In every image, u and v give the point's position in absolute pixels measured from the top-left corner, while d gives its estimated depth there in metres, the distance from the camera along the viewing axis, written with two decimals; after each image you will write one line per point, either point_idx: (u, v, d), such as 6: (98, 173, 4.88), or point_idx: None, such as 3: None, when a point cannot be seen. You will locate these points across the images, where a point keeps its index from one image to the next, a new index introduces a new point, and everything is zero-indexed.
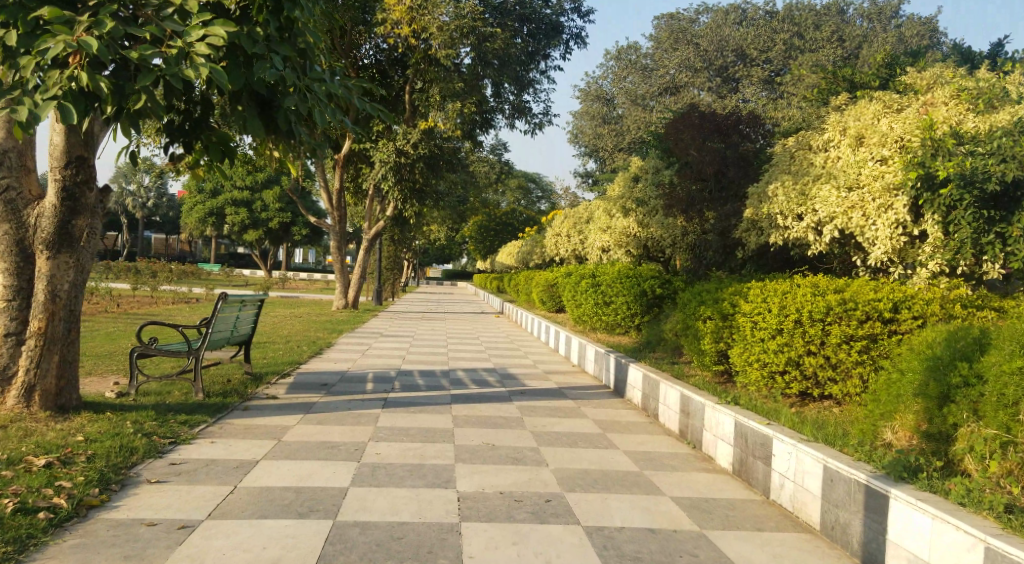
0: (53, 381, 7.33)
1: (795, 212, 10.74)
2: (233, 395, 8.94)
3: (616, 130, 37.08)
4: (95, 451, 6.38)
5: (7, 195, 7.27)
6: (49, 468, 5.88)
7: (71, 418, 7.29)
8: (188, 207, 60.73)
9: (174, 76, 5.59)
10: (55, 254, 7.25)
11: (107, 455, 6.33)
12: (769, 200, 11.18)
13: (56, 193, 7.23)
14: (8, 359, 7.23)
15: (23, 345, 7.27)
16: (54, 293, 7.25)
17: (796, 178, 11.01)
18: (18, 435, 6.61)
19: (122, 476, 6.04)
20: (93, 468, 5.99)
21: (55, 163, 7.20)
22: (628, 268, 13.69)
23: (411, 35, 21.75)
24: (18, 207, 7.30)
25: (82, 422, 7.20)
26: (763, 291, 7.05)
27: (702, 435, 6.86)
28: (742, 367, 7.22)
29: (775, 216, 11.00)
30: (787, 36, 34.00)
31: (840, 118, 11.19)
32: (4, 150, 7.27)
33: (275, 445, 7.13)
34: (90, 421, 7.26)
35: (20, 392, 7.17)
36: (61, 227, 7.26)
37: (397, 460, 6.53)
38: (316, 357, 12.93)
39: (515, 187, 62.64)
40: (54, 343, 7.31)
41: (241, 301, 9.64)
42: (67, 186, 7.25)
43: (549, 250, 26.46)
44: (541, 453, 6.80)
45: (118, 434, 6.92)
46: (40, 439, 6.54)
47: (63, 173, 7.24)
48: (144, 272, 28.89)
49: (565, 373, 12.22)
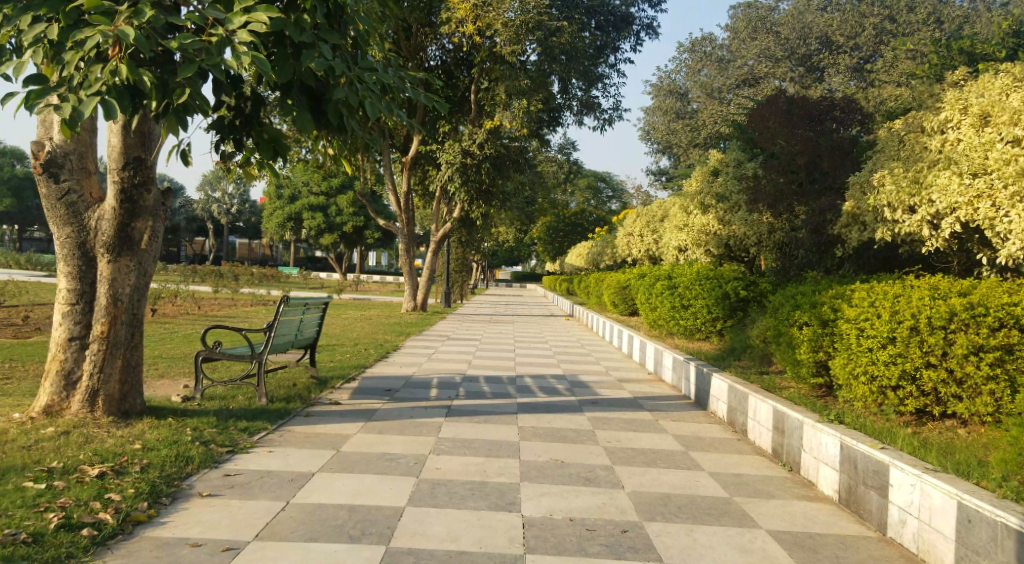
0: (117, 387, 6.50)
1: (906, 204, 9.67)
2: (295, 400, 8.14)
3: (690, 125, 36.03)
4: (151, 460, 5.51)
5: (67, 197, 6.41)
6: (101, 478, 5.10)
7: (134, 425, 6.43)
8: (268, 212, 61.89)
9: (216, 66, 4.90)
10: (116, 257, 6.43)
11: (162, 464, 5.44)
12: (874, 190, 10.26)
13: (115, 197, 6.43)
14: (73, 364, 6.40)
15: (87, 349, 6.43)
16: (116, 297, 6.43)
17: (908, 165, 9.91)
18: (77, 442, 5.77)
19: (174, 488, 5.17)
20: (145, 478, 5.16)
21: (112, 165, 6.39)
22: (708, 268, 12.88)
23: (477, 33, 21.27)
24: (78, 210, 6.44)
25: (145, 427, 6.33)
26: (870, 295, 6.34)
27: (802, 457, 6.15)
28: (846, 381, 6.46)
29: (883, 208, 10.05)
30: (877, 20, 32.30)
31: (960, 94, 9.79)
32: (65, 153, 6.41)
33: (333, 455, 6.15)
34: (153, 427, 6.37)
35: (84, 397, 6.37)
36: (121, 230, 6.44)
37: (459, 476, 5.80)
38: (381, 360, 12.42)
39: (585, 187, 61.70)
40: (117, 347, 6.46)
41: (305, 303, 9.10)
42: (126, 189, 6.43)
43: (621, 249, 25.63)
44: (615, 473, 6.09)
45: (177, 442, 5.98)
46: (98, 447, 5.68)
47: (122, 175, 6.42)
48: (226, 275, 29.11)
49: (641, 382, 11.42)
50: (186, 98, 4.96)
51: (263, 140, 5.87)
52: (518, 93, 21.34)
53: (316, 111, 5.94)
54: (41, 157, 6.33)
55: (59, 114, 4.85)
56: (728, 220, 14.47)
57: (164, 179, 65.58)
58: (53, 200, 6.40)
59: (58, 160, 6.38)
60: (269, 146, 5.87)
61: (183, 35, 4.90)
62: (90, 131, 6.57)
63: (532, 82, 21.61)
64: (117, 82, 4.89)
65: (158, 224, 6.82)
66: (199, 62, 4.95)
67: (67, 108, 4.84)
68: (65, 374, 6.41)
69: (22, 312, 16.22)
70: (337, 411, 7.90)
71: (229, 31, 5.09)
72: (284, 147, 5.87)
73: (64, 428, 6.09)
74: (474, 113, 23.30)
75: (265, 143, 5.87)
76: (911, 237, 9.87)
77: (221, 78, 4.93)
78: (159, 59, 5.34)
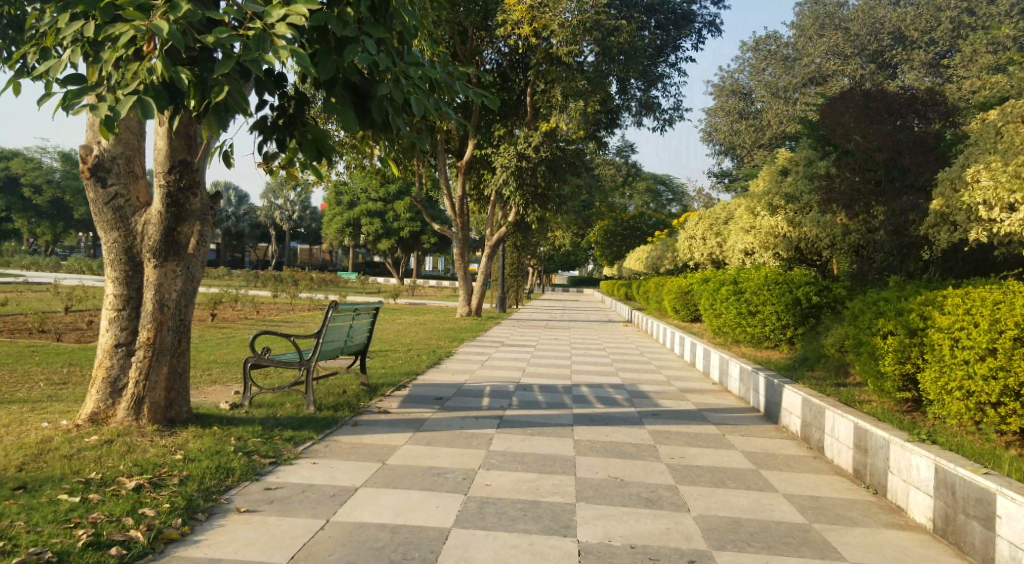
0: (163, 394, 6.29)
1: (1005, 200, 8.64)
2: (344, 408, 7.85)
3: (755, 125, 34.99)
4: (191, 471, 5.24)
5: (114, 202, 6.21)
6: (138, 492, 4.85)
7: (179, 433, 6.20)
8: (328, 218, 62.64)
9: (255, 63, 4.59)
10: (163, 262, 6.22)
11: (202, 476, 5.17)
12: (967, 187, 9.25)
13: (161, 201, 6.20)
14: (118, 371, 6.22)
15: (133, 356, 6.24)
16: (162, 303, 6.23)
17: (1007, 158, 8.81)
18: (119, 452, 5.55)
19: (212, 502, 4.88)
20: (182, 492, 4.89)
21: (158, 167, 6.18)
22: (776, 272, 12.26)
23: (534, 34, 20.78)
24: (125, 215, 6.24)
25: (188, 436, 6.10)
26: (965, 302, 5.76)
27: (889, 480, 5.59)
28: (938, 396, 5.87)
29: (978, 205, 9.03)
30: (954, 14, 31.12)
31: None
32: (112, 156, 6.22)
33: (379, 469, 5.81)
34: (197, 435, 6.14)
35: (129, 404, 6.16)
36: (168, 234, 6.23)
37: (510, 494, 5.39)
38: (434, 367, 12.12)
39: (644, 190, 60.89)
40: (163, 354, 6.25)
41: (355, 308, 8.81)
42: (172, 193, 6.20)
43: (682, 253, 24.93)
44: (680, 494, 5.62)
45: (219, 453, 5.72)
46: (139, 457, 5.46)
47: (168, 178, 6.20)
48: (283, 281, 29.34)
49: (705, 392, 10.86)
50: (224, 96, 4.66)
51: (306, 141, 5.37)
52: (574, 94, 20.88)
53: (361, 109, 5.45)
54: (88, 162, 6.14)
55: (95, 115, 4.60)
56: (799, 221, 13.83)
57: (228, 186, 66.89)
58: (100, 205, 6.20)
59: (106, 163, 6.20)
60: (313, 147, 5.36)
61: (221, 30, 4.59)
62: (138, 133, 6.36)
63: (590, 83, 21.10)
64: (153, 80, 4.60)
65: (207, 228, 6.65)
66: (237, 56, 4.67)
67: (103, 108, 4.59)
68: (110, 382, 6.23)
69: (83, 316, 16.43)
70: (385, 421, 7.58)
71: (269, 25, 4.77)
72: (329, 148, 5.39)
73: (107, 436, 5.89)
74: (530, 115, 22.90)
75: (309, 144, 5.36)
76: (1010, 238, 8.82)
77: (260, 74, 4.62)
78: (198, 55, 5.03)
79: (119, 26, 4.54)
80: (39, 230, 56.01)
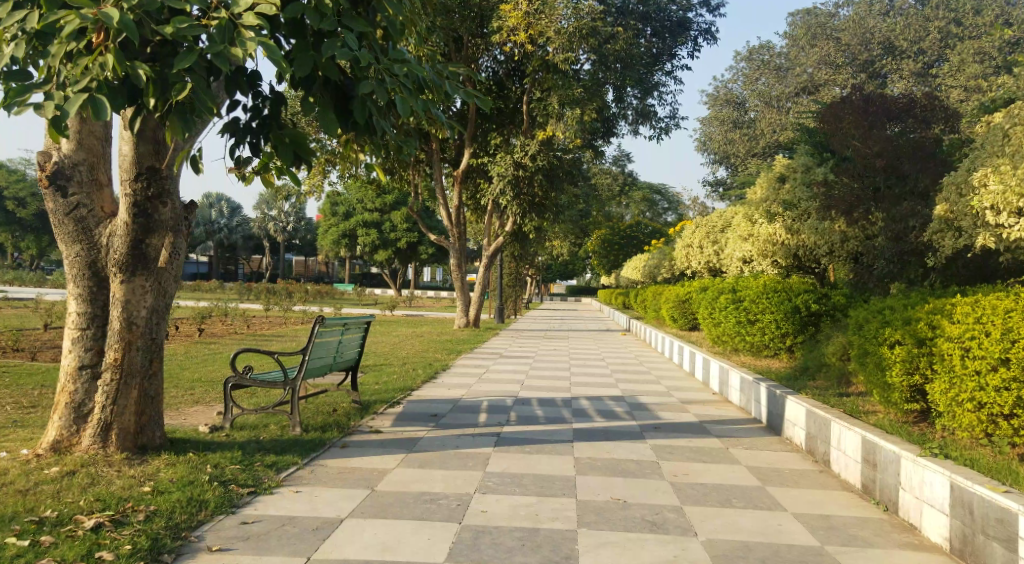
0: (133, 419, 6.09)
1: (1016, 206, 8.30)
2: (331, 430, 7.70)
3: (749, 134, 34.90)
4: (158, 506, 5.02)
5: (76, 212, 6.02)
6: (97, 531, 4.58)
7: (149, 461, 6.00)
8: (323, 229, 62.36)
9: (220, 56, 4.37)
10: (129, 277, 6.02)
11: (169, 512, 4.96)
12: (976, 191, 9.04)
13: (127, 211, 6.00)
14: (83, 396, 6.03)
15: (99, 379, 6.05)
16: (130, 322, 6.03)
17: (1016, 161, 8.41)
18: (80, 485, 5.32)
19: (179, 541, 4.63)
20: (146, 530, 4.63)
21: (123, 176, 5.97)
22: (775, 280, 12.07)
23: (529, 41, 20.64)
24: (88, 226, 6.05)
25: (160, 465, 5.90)
26: (976, 309, 5.55)
27: (901, 497, 5.36)
28: (948, 407, 5.66)
29: (986, 211, 8.79)
30: (942, 24, 31.34)
31: None
32: (73, 163, 6.01)
33: (368, 497, 5.59)
34: (170, 464, 5.95)
35: (95, 431, 5.96)
36: (133, 248, 6.01)
37: (506, 522, 5.16)
38: (428, 382, 11.89)
39: (640, 199, 60.75)
40: (131, 377, 6.06)
41: (344, 323, 8.59)
42: (139, 202, 5.99)
43: (680, 263, 24.73)
44: (685, 517, 5.40)
45: (192, 482, 5.52)
46: (103, 490, 5.23)
47: (134, 187, 5.98)
48: (277, 293, 29.07)
49: (706, 404, 10.65)
50: (186, 92, 4.49)
51: (284, 144, 5.24)
52: (571, 103, 20.74)
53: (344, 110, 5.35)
54: (47, 169, 5.93)
55: (43, 115, 4.37)
56: (797, 229, 13.69)
57: (221, 198, 66.49)
58: (60, 215, 6.01)
59: (66, 171, 5.98)
60: (290, 149, 5.25)
61: (179, 20, 4.41)
62: (102, 138, 6.15)
63: (586, 91, 20.92)
64: (108, 74, 4.35)
65: (179, 239, 6.46)
66: (199, 50, 4.44)
67: (50, 107, 4.37)
68: (76, 406, 6.03)
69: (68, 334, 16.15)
70: (376, 443, 7.38)
71: (235, 15, 4.57)
72: (307, 151, 5.31)
73: (71, 466, 5.68)
74: (526, 124, 22.77)
75: (286, 146, 5.24)
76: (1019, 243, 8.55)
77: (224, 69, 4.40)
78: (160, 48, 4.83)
79: (66, 17, 4.25)
80: (29, 245, 55.63)
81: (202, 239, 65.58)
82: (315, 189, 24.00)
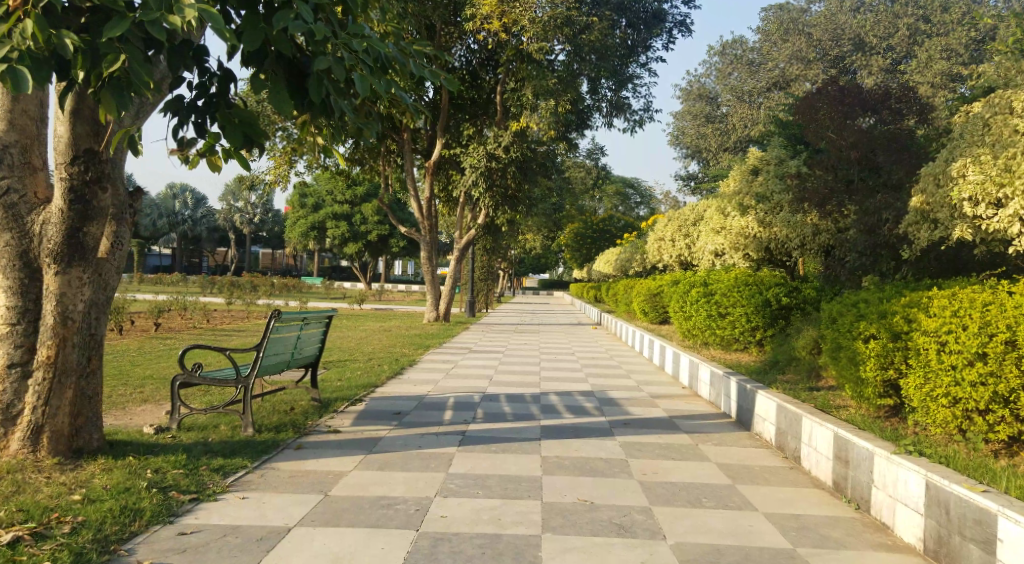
0: (67, 421, 5.82)
1: (994, 196, 8.35)
2: (286, 430, 7.45)
3: (721, 128, 34.92)
4: (87, 517, 4.76)
5: (5, 198, 5.69)
6: (17, 545, 4.28)
7: (84, 466, 5.76)
8: (292, 222, 61.52)
9: (153, 23, 4.08)
10: (65, 268, 5.71)
11: (99, 523, 4.70)
12: (953, 182, 8.95)
13: (63, 197, 5.67)
14: (12, 397, 5.66)
15: (31, 379, 5.70)
16: (65, 315, 5.74)
17: (997, 152, 8.55)
18: (5, 494, 5.03)
19: (108, 556, 4.35)
20: (69, 544, 4.36)
21: (57, 159, 5.63)
22: (746, 274, 11.94)
23: (502, 30, 20.38)
24: (19, 213, 5.72)
25: (95, 471, 5.67)
26: (954, 303, 5.42)
27: (874, 495, 5.22)
28: (922, 403, 5.53)
29: (962, 202, 8.76)
30: (910, 21, 31.57)
31: None
32: (4, 145, 5.68)
33: (321, 502, 5.34)
34: (105, 469, 5.71)
35: (26, 434, 5.64)
36: (69, 236, 5.70)
37: (467, 527, 4.94)
38: (394, 378, 11.62)
39: (614, 193, 60.59)
40: (67, 375, 5.81)
41: (304, 318, 8.30)
42: (75, 187, 5.67)
43: (652, 257, 24.61)
44: (652, 519, 5.22)
45: (127, 491, 5.29)
46: (27, 500, 4.94)
47: (70, 170, 5.66)
48: (243, 287, 28.53)
49: (676, 398, 10.50)
50: (122, 63, 4.28)
51: (233, 124, 4.94)
52: (544, 93, 20.49)
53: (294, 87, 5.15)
54: None
55: None
56: (770, 221, 13.58)
57: (187, 190, 65.43)
58: None
59: None
60: (240, 130, 4.94)
61: None
62: (36, 118, 5.80)
63: (560, 82, 20.72)
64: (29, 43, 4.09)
65: (121, 227, 6.28)
66: (132, 18, 4.19)
67: None
68: (3, 408, 5.65)
69: None
70: (334, 443, 7.12)
71: None
72: (257, 134, 4.99)
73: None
74: (500, 114, 22.47)
75: (235, 126, 4.94)
76: (997, 235, 8.49)
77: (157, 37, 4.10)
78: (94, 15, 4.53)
79: None
80: None
81: (168, 231, 64.51)
82: (281, 179, 23.54)
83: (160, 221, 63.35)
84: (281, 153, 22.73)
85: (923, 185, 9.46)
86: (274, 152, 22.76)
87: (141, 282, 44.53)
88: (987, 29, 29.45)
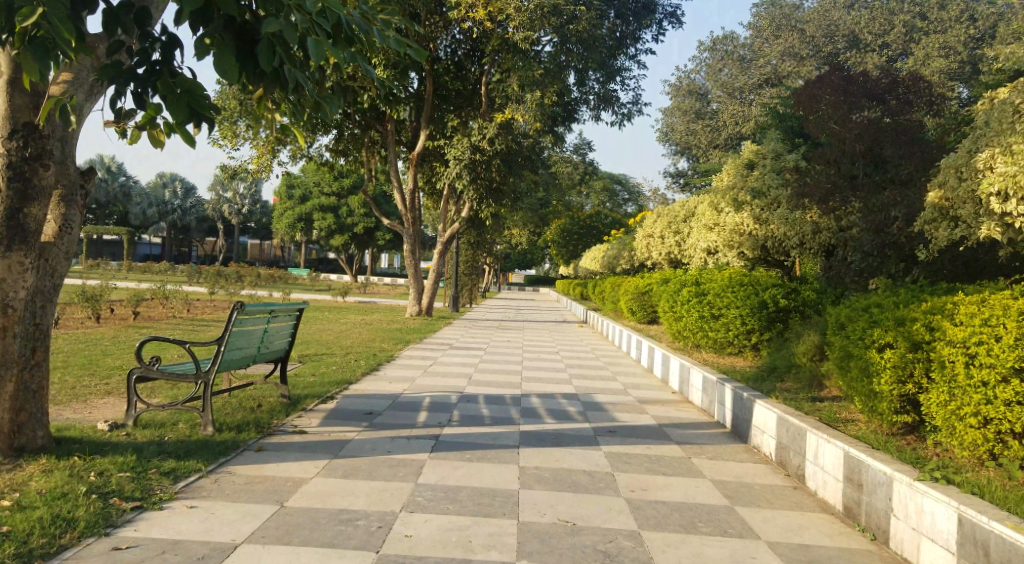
0: (5, 417, 5.10)
1: None
2: (250, 429, 6.63)
3: (711, 125, 34.34)
4: (9, 528, 4.08)
5: None
6: None
7: (22, 467, 5.03)
8: (278, 213, 60.50)
9: None
10: (6, 251, 5.05)
11: (27, 533, 4.05)
12: (978, 175, 8.11)
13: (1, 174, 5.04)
14: None
15: None
16: (4, 303, 5.06)
17: None
18: None
19: None
20: None
21: None
22: (741, 274, 11.42)
23: (487, 19, 19.76)
24: None
25: (32, 472, 4.93)
26: (983, 311, 4.84)
27: (896, 527, 4.65)
28: (947, 423, 4.95)
29: (989, 197, 7.88)
30: (906, 18, 31.11)
31: None
32: None
33: (272, 515, 4.70)
34: (46, 471, 4.96)
35: None
36: (8, 217, 5.05)
37: (435, 551, 4.32)
38: (369, 374, 10.96)
39: (602, 189, 59.89)
40: (6, 368, 5.11)
41: (270, 310, 7.59)
42: (14, 163, 5.04)
43: (640, 253, 24.03)
44: (645, 545, 4.61)
45: (65, 496, 4.53)
46: None
47: (8, 146, 5.03)
48: (222, 278, 27.72)
49: (666, 404, 9.90)
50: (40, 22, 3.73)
51: (174, 96, 4.26)
52: (529, 84, 19.79)
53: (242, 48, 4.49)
54: None
55: None
56: (766, 219, 12.99)
57: (176, 179, 64.35)
58: None
59: None
60: (183, 103, 4.27)
61: None
62: None
63: (547, 72, 20.08)
64: None
65: (71, 210, 5.44)
66: None
67: None
68: None
69: None
70: (298, 445, 6.32)
71: None
72: (203, 108, 4.31)
73: None
74: (484, 105, 21.86)
75: (177, 98, 4.26)
76: None
77: None
78: None
79: None
80: None
81: (157, 221, 63.49)
82: (264, 169, 22.75)
83: (150, 210, 62.44)
84: (265, 141, 21.96)
85: (943, 178, 8.66)
86: (256, 140, 21.98)
87: (124, 271, 43.62)
88: (985, 26, 29.21)
